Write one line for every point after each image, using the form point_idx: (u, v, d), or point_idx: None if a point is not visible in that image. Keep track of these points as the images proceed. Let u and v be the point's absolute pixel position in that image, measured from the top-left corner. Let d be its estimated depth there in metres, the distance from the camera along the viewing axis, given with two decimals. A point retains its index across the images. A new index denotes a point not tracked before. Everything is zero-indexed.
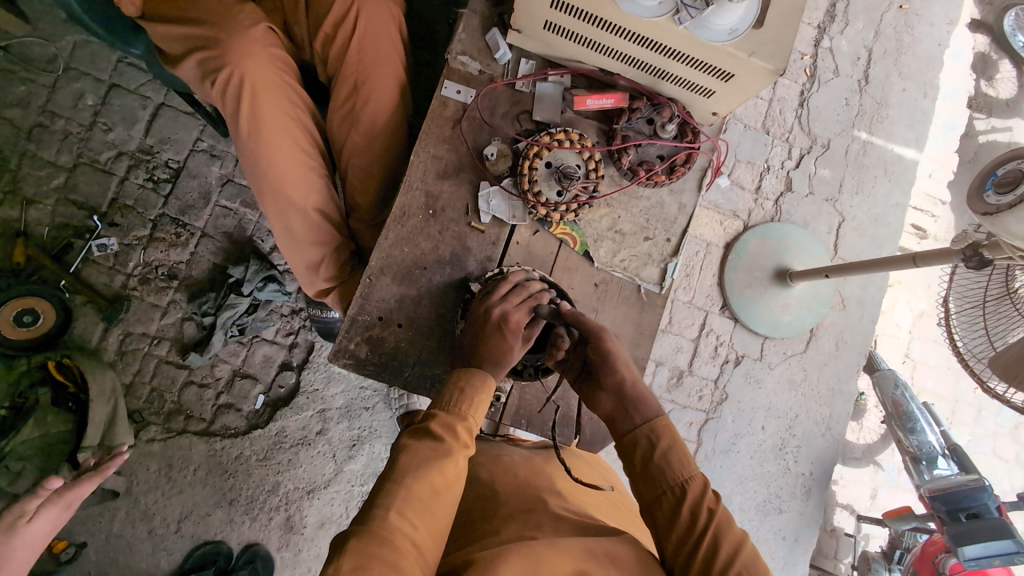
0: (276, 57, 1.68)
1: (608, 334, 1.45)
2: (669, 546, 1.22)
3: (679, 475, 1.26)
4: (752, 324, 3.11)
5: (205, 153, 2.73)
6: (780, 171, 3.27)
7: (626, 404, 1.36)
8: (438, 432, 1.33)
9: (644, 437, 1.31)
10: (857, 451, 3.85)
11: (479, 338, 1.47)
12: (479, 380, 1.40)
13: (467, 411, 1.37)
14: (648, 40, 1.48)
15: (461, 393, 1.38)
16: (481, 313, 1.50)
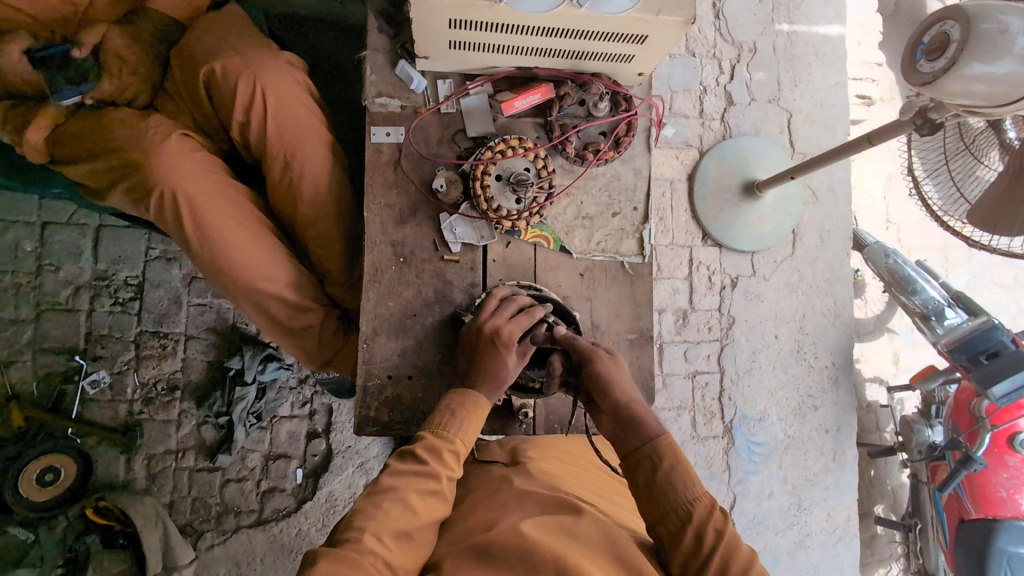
0: (200, 159, 1.64)
1: (603, 352, 1.48)
2: (675, 565, 1.25)
3: (690, 494, 1.27)
4: (735, 244, 3.15)
5: (160, 260, 2.68)
6: (716, 88, 3.27)
7: (630, 421, 1.38)
8: (422, 454, 1.34)
9: (652, 452, 1.33)
10: (870, 325, 4.03)
11: (477, 358, 1.50)
12: (469, 404, 1.42)
13: (455, 432, 1.39)
14: (554, 29, 1.45)
15: (447, 416, 1.40)
16: (475, 335, 1.54)
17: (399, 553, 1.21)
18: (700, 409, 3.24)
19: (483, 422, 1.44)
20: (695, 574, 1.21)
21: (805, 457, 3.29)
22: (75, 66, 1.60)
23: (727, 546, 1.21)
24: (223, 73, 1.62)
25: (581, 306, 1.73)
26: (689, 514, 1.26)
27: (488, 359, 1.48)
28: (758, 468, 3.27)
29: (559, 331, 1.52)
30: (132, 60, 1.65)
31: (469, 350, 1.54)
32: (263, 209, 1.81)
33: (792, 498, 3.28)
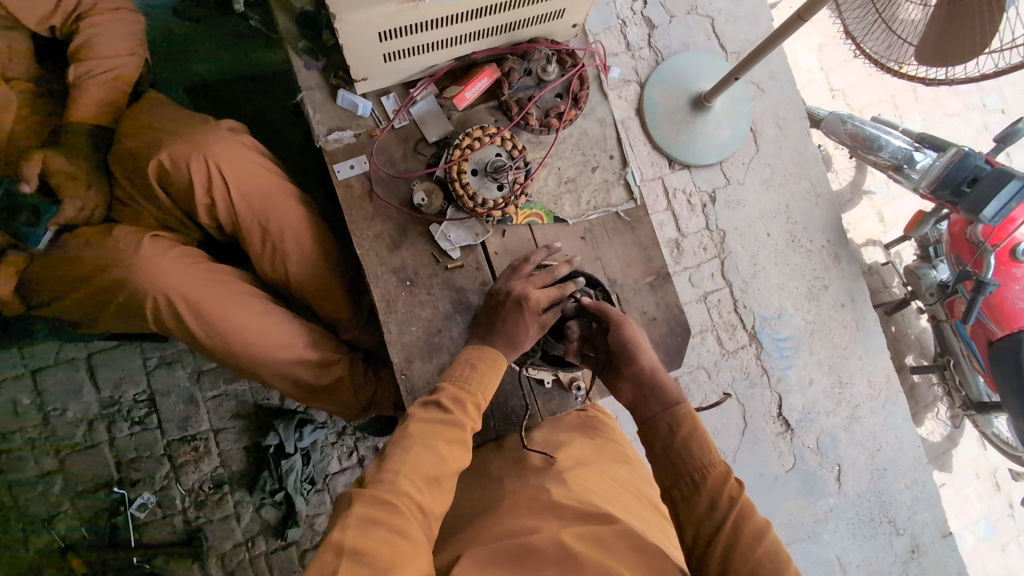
0: (181, 254, 1.61)
1: (621, 318, 1.51)
2: (688, 536, 1.21)
3: (707, 458, 1.27)
4: (702, 159, 3.15)
5: (161, 366, 2.58)
6: (635, 18, 3.29)
7: (649, 385, 1.41)
8: (448, 404, 1.32)
9: (667, 416, 1.34)
10: (848, 194, 4.16)
11: (499, 318, 1.49)
12: (489, 359, 1.42)
13: (477, 385, 1.37)
14: (482, 9, 1.43)
15: (467, 371, 1.39)
16: (496, 298, 1.54)
17: (433, 497, 1.18)
18: (721, 325, 3.31)
19: (500, 378, 1.44)
20: (705, 541, 1.18)
21: (831, 336, 3.38)
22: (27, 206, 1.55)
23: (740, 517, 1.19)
24: (171, 162, 1.55)
25: (593, 267, 1.75)
26: (706, 481, 1.24)
27: (510, 322, 1.47)
28: (792, 361, 3.33)
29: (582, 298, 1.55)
30: (80, 176, 1.62)
31: (490, 307, 1.54)
32: (255, 281, 1.78)
33: (832, 378, 3.36)
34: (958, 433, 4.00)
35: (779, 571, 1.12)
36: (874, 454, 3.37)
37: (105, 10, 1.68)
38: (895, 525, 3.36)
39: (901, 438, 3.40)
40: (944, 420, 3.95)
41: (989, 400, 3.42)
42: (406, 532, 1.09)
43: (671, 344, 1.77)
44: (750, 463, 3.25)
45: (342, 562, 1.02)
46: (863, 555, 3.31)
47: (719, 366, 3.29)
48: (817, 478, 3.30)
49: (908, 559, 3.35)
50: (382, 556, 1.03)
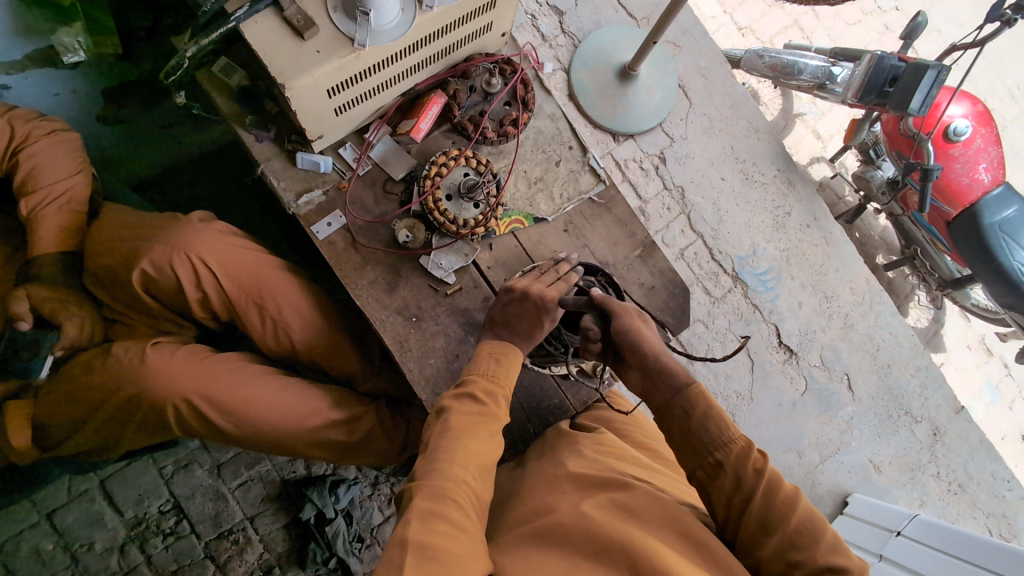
0: (187, 353, 1.59)
1: (633, 309, 1.50)
2: (720, 508, 1.30)
3: (727, 435, 1.33)
4: (643, 124, 3.29)
5: (178, 471, 2.53)
6: (544, 12, 3.40)
7: (659, 366, 1.41)
8: (482, 396, 1.31)
9: (680, 399, 1.38)
10: (781, 121, 4.33)
11: (513, 314, 1.43)
12: (509, 353, 1.38)
13: (502, 377, 1.35)
14: (419, 42, 1.45)
15: (491, 365, 1.36)
16: (511, 293, 1.45)
17: (485, 485, 1.21)
18: (703, 275, 3.45)
19: (519, 367, 1.41)
20: (739, 510, 1.27)
21: (806, 258, 3.53)
22: (26, 342, 1.51)
23: (769, 488, 1.27)
24: (154, 267, 1.52)
25: (582, 255, 1.80)
26: (732, 457, 1.31)
27: (525, 320, 1.42)
28: (777, 291, 3.47)
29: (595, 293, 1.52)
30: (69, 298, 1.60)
31: (503, 303, 1.45)
32: (264, 360, 1.78)
33: (818, 295, 3.51)
34: (942, 313, 4.23)
35: (812, 534, 1.22)
36: (875, 354, 3.53)
37: (40, 134, 1.65)
38: (912, 414, 3.52)
39: (896, 333, 3.57)
40: (925, 305, 4.20)
41: (961, 276, 3.60)
42: (463, 524, 1.12)
43: (674, 306, 1.84)
44: (766, 396, 3.38)
45: (408, 558, 1.04)
46: (892, 451, 3.46)
47: (713, 315, 3.43)
48: (831, 392, 3.44)
49: (933, 442, 3.52)
50: (444, 548, 1.06)
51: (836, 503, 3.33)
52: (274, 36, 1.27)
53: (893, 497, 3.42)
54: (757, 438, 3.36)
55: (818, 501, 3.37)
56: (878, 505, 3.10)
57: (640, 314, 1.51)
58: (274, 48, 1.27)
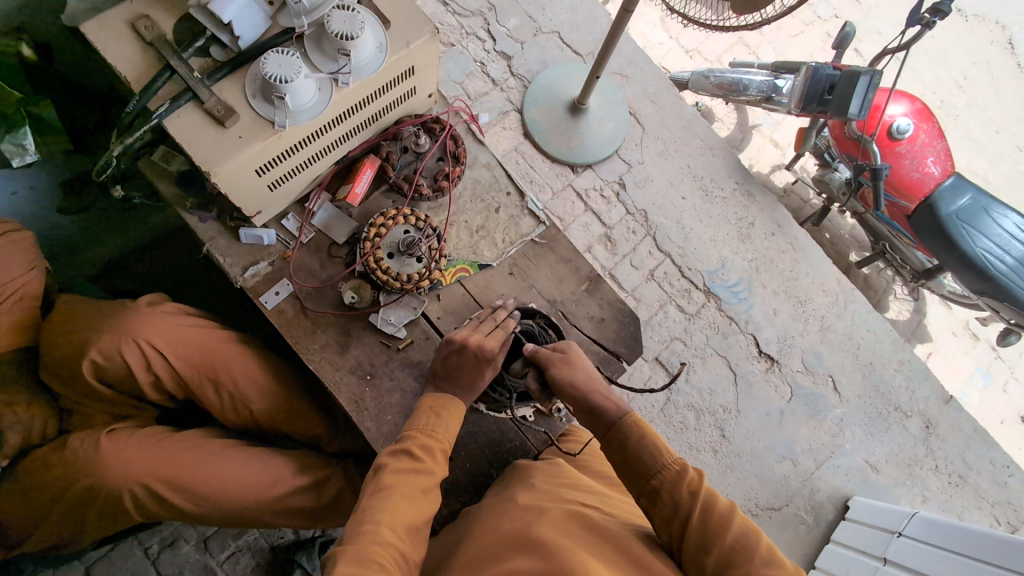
0: (142, 436, 1.61)
1: (558, 355, 1.56)
2: (664, 529, 1.34)
3: (663, 460, 1.38)
4: (598, 154, 3.39)
5: (163, 550, 2.43)
6: (492, 56, 3.50)
7: (592, 405, 1.48)
8: (418, 452, 1.35)
9: (616, 430, 1.43)
10: (738, 134, 4.43)
11: (454, 367, 1.47)
12: (450, 406, 1.43)
13: (441, 432, 1.40)
14: (342, 114, 1.52)
15: (432, 421, 1.40)
16: (451, 345, 1.50)
17: (411, 545, 1.25)
18: (675, 293, 3.41)
19: (462, 420, 1.46)
20: (680, 531, 1.31)
21: (774, 265, 3.47)
22: None
23: (705, 509, 1.31)
24: (103, 356, 1.55)
25: (530, 296, 1.84)
26: (670, 481, 1.35)
27: (465, 371, 1.46)
28: (750, 300, 3.43)
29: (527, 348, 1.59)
30: (18, 396, 1.63)
31: (444, 355, 1.50)
32: (227, 432, 1.80)
33: (791, 301, 3.44)
34: (922, 303, 4.24)
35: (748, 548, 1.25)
36: (857, 353, 3.44)
37: None
38: (902, 410, 3.40)
39: (874, 330, 3.47)
40: (904, 297, 4.22)
41: (932, 266, 3.63)
42: None
43: (626, 335, 1.87)
44: (753, 408, 3.26)
45: None
46: (887, 448, 3.34)
47: (689, 331, 3.37)
48: (817, 396, 3.35)
49: (927, 436, 3.39)
50: None
51: (837, 509, 3.21)
52: (196, 126, 1.32)
53: (894, 496, 3.27)
54: (749, 450, 3.22)
55: (818, 510, 3.20)
56: (876, 505, 2.98)
57: (573, 355, 1.57)
58: (196, 138, 1.32)
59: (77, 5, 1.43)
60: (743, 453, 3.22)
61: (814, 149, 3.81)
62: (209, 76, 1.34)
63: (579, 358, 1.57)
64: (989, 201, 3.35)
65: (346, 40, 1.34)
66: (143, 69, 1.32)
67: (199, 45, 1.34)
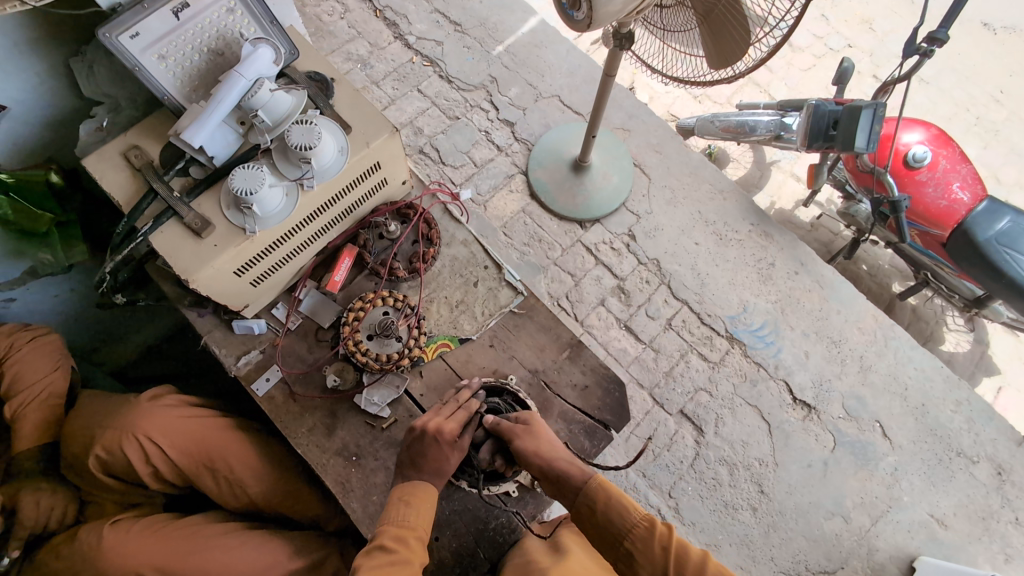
0: (145, 526, 1.70)
1: (523, 427, 1.58)
2: None
3: (631, 519, 1.43)
4: (606, 208, 3.39)
5: None
6: (494, 124, 3.61)
7: (557, 473, 1.50)
8: (391, 543, 1.39)
9: (584, 495, 1.47)
10: (755, 172, 4.28)
11: (420, 453, 1.51)
12: (422, 494, 1.46)
13: (414, 520, 1.43)
14: (313, 213, 1.64)
15: (403, 510, 1.44)
16: (414, 432, 1.55)
17: None
18: (695, 341, 3.20)
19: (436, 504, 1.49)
20: None
21: (802, 304, 3.25)
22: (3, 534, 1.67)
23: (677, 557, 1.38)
24: (107, 451, 1.68)
25: (511, 367, 1.86)
26: (641, 539, 1.41)
27: (431, 455, 1.50)
28: (779, 344, 3.18)
29: (488, 421, 1.62)
30: (41, 484, 1.75)
31: (408, 443, 1.54)
32: (229, 516, 1.86)
33: (824, 342, 3.18)
34: (982, 333, 3.84)
35: None
36: (905, 395, 3.09)
37: (23, 342, 1.90)
38: (966, 455, 3.00)
39: (921, 367, 3.14)
40: (961, 328, 3.84)
41: (981, 294, 3.32)
42: None
43: (612, 402, 1.83)
44: (792, 459, 2.97)
45: None
46: (954, 500, 2.93)
47: (715, 380, 3.12)
48: (865, 445, 3.00)
49: (1001, 485, 2.96)
50: None
51: (903, 571, 2.82)
52: (176, 240, 1.46)
53: (970, 557, 2.84)
54: (794, 508, 2.90)
55: (880, 572, 2.82)
56: (947, 568, 2.62)
57: (534, 425, 1.60)
58: (177, 250, 1.45)
59: (87, 138, 1.64)
60: (787, 511, 2.89)
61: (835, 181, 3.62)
62: (188, 194, 1.49)
63: (543, 428, 1.59)
64: None
65: (306, 150, 1.46)
66: (133, 192, 1.49)
67: (179, 166, 1.50)
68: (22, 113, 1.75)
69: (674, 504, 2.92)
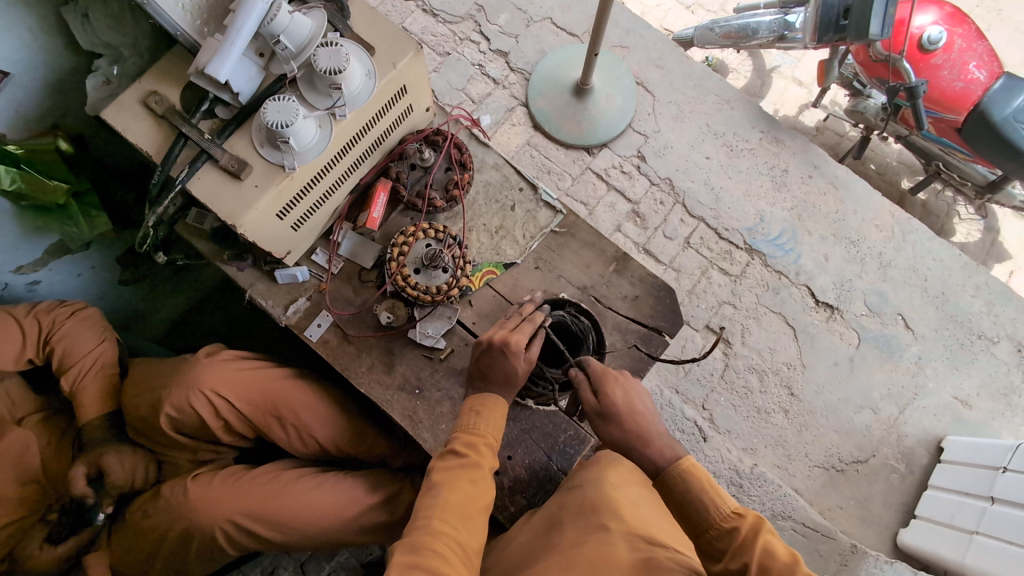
0: (224, 476, 1.75)
1: (597, 406, 1.53)
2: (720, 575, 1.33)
3: (713, 514, 1.36)
4: (612, 131, 3.09)
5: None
6: (489, 57, 3.29)
7: (637, 455, 1.49)
8: (461, 449, 1.42)
9: (665, 479, 1.43)
10: (755, 81, 3.84)
11: (487, 363, 1.52)
12: (490, 403, 1.48)
13: (483, 428, 1.45)
14: (347, 146, 1.58)
15: (473, 420, 1.46)
16: (480, 346, 1.55)
17: (469, 533, 1.31)
18: (715, 256, 2.97)
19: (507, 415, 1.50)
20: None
21: (817, 209, 3.01)
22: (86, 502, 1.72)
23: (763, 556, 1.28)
24: (176, 410, 1.71)
25: (560, 286, 1.85)
26: (723, 533, 1.34)
27: (499, 365, 1.50)
28: (798, 250, 2.95)
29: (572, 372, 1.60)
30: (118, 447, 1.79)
31: (477, 355, 1.55)
32: (301, 461, 1.90)
33: (842, 243, 2.96)
34: (993, 220, 3.45)
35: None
36: (925, 286, 2.89)
37: (64, 317, 1.87)
38: (986, 336, 2.82)
39: (939, 257, 2.93)
40: (973, 217, 3.45)
41: (996, 177, 2.98)
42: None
43: (663, 309, 1.84)
44: (819, 359, 2.79)
45: None
46: (977, 380, 2.77)
47: (737, 293, 2.91)
48: (888, 338, 2.82)
49: None
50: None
51: (931, 452, 2.67)
52: (216, 185, 1.42)
53: (995, 433, 2.70)
54: (824, 406, 2.73)
55: (910, 456, 2.67)
56: (976, 442, 2.44)
57: (607, 403, 1.52)
58: (218, 195, 1.41)
59: (96, 94, 1.55)
60: (818, 409, 2.73)
61: (846, 76, 3.29)
62: (220, 135, 1.43)
63: (622, 408, 1.51)
64: None
65: (335, 74, 1.39)
66: (161, 140, 1.43)
67: (205, 107, 1.44)
68: (21, 76, 1.65)
69: (709, 415, 2.71)
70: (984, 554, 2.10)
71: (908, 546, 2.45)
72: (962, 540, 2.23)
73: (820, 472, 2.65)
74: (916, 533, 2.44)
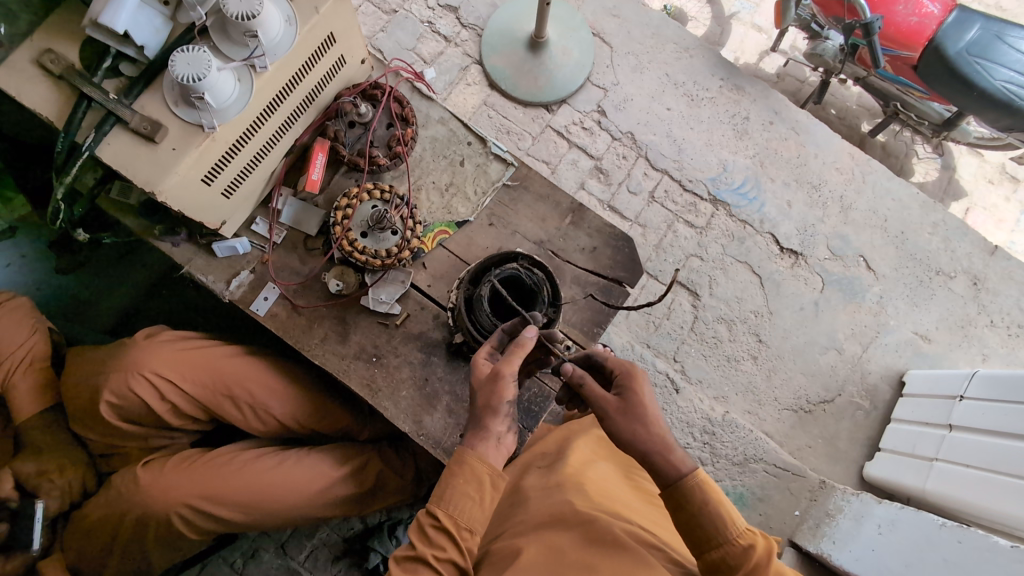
0: (178, 460, 1.70)
1: (622, 398, 1.35)
2: None
3: (729, 531, 1.22)
4: (569, 85, 2.98)
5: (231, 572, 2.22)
6: (437, 11, 3.08)
7: (649, 461, 1.29)
8: (434, 534, 1.30)
9: (678, 494, 1.24)
10: (716, 29, 3.73)
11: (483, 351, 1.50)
12: (468, 469, 1.31)
13: (456, 506, 1.30)
14: (273, 101, 1.48)
15: (450, 488, 1.30)
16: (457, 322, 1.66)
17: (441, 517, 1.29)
18: (680, 209, 2.92)
19: (484, 494, 1.31)
20: None
21: (779, 155, 2.98)
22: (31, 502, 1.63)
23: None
24: (117, 396, 1.63)
25: (516, 242, 1.79)
26: (735, 556, 1.21)
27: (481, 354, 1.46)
28: (762, 198, 2.93)
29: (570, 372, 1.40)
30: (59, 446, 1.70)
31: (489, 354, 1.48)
32: (261, 441, 1.84)
33: (804, 189, 2.95)
34: (950, 157, 3.49)
35: None
36: (886, 226, 2.92)
37: None
38: (944, 272, 2.87)
39: (898, 197, 2.95)
40: (930, 155, 3.47)
41: (951, 114, 2.95)
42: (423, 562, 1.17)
43: (623, 259, 1.80)
44: (786, 305, 2.81)
45: None
46: (936, 315, 2.82)
47: (704, 245, 2.88)
48: (851, 280, 2.85)
49: (978, 294, 2.85)
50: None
51: (894, 387, 2.74)
52: (128, 150, 1.30)
53: (953, 364, 2.76)
54: (792, 350, 2.76)
55: (874, 392, 2.73)
56: (938, 373, 2.49)
57: (632, 400, 1.34)
58: (132, 161, 1.30)
59: None
60: (787, 353, 2.76)
61: (801, 19, 3.18)
62: (127, 95, 1.31)
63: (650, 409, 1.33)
64: (1005, 27, 2.70)
65: (249, 19, 1.30)
66: (60, 103, 1.30)
67: (107, 65, 1.31)
68: None
69: (680, 367, 2.71)
70: (941, 479, 2.14)
71: (874, 478, 2.52)
72: (922, 468, 2.27)
73: (790, 414, 2.70)
74: (881, 466, 2.50)
